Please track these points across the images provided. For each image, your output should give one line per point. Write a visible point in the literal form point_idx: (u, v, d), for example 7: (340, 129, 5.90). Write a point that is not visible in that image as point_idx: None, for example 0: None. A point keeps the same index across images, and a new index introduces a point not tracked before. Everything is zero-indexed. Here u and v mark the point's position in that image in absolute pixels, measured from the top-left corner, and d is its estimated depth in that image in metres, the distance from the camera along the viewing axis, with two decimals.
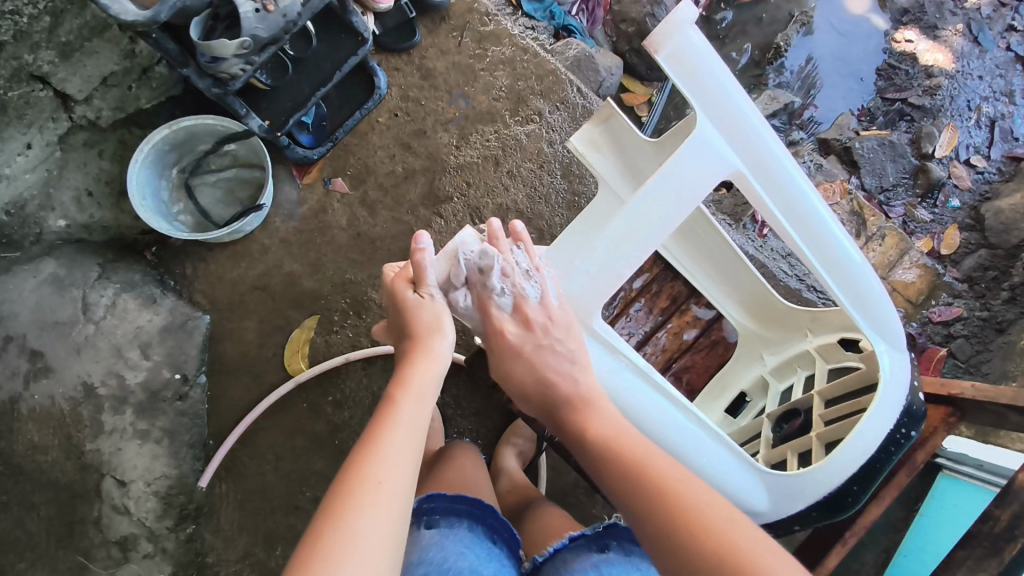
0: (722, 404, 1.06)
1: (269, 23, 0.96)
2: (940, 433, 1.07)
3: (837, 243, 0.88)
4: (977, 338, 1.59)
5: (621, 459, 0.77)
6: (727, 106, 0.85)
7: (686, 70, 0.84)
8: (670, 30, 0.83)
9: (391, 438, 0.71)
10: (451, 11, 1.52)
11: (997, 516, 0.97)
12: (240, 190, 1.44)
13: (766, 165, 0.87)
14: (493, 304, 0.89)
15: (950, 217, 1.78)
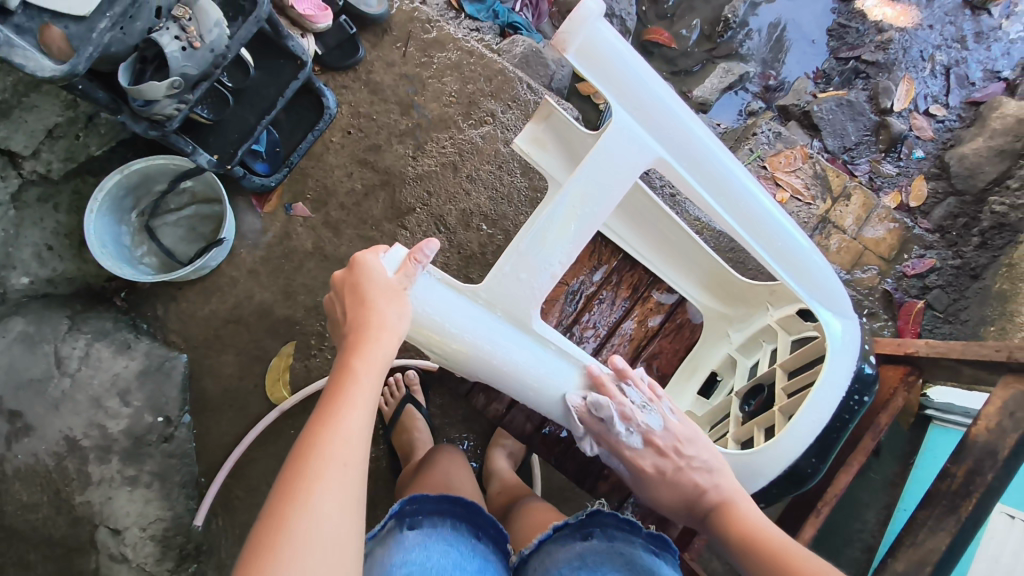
0: (694, 386, 1.04)
1: (197, 60, 0.96)
2: (900, 392, 1.07)
3: (769, 217, 0.90)
4: (952, 287, 1.61)
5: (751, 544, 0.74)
6: (643, 95, 0.86)
7: (599, 63, 0.83)
8: (577, 25, 0.81)
9: (348, 409, 0.68)
10: (392, 23, 1.51)
11: (954, 473, 0.96)
12: (202, 227, 1.44)
13: (692, 149, 0.88)
14: (623, 446, 0.90)
15: (915, 169, 1.78)
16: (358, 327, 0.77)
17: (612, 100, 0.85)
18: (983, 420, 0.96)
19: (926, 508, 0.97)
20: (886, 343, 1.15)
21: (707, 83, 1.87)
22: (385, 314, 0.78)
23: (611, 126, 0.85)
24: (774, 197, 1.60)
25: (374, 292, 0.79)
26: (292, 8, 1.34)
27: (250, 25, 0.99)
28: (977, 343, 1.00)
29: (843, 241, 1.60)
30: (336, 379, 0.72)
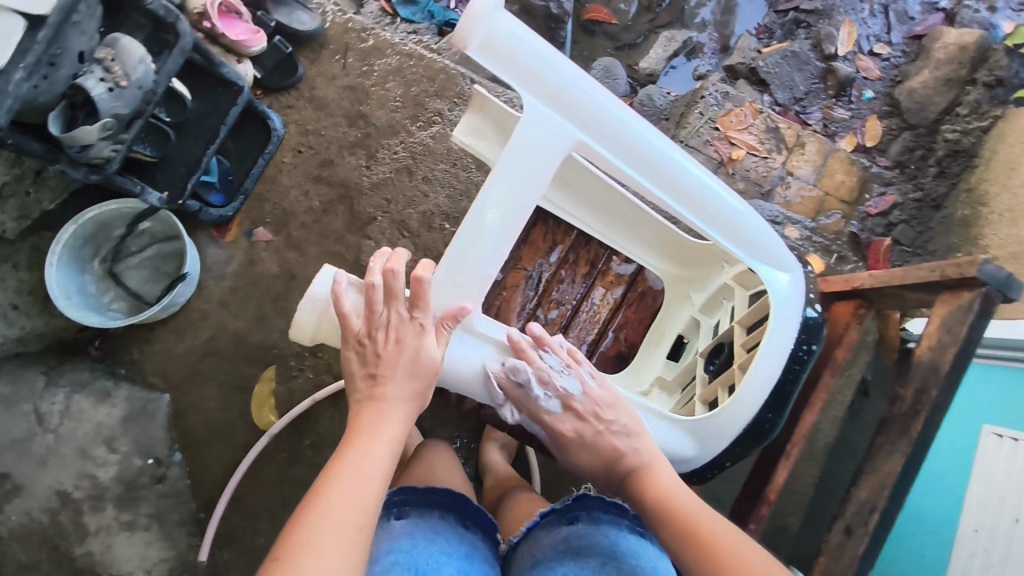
0: (663, 350, 1.05)
1: (127, 98, 0.95)
2: (852, 326, 1.07)
3: (699, 185, 0.89)
4: (916, 220, 1.63)
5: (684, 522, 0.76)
6: (552, 80, 0.82)
7: (504, 56, 0.80)
8: (473, 22, 0.78)
9: (358, 473, 0.72)
10: (328, 36, 1.51)
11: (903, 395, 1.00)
12: (166, 265, 1.45)
13: (613, 129, 0.85)
14: (542, 409, 0.91)
15: (867, 109, 1.79)
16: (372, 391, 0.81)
17: (523, 91, 0.82)
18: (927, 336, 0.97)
19: (883, 432, 1.01)
20: (833, 281, 1.13)
21: (652, 53, 1.89)
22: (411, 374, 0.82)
23: (524, 117, 0.83)
24: (730, 157, 1.61)
25: (385, 336, 0.82)
26: (224, 36, 1.32)
27: (176, 57, 0.99)
28: (915, 266, 0.97)
29: (804, 190, 1.62)
30: (350, 438, 0.77)
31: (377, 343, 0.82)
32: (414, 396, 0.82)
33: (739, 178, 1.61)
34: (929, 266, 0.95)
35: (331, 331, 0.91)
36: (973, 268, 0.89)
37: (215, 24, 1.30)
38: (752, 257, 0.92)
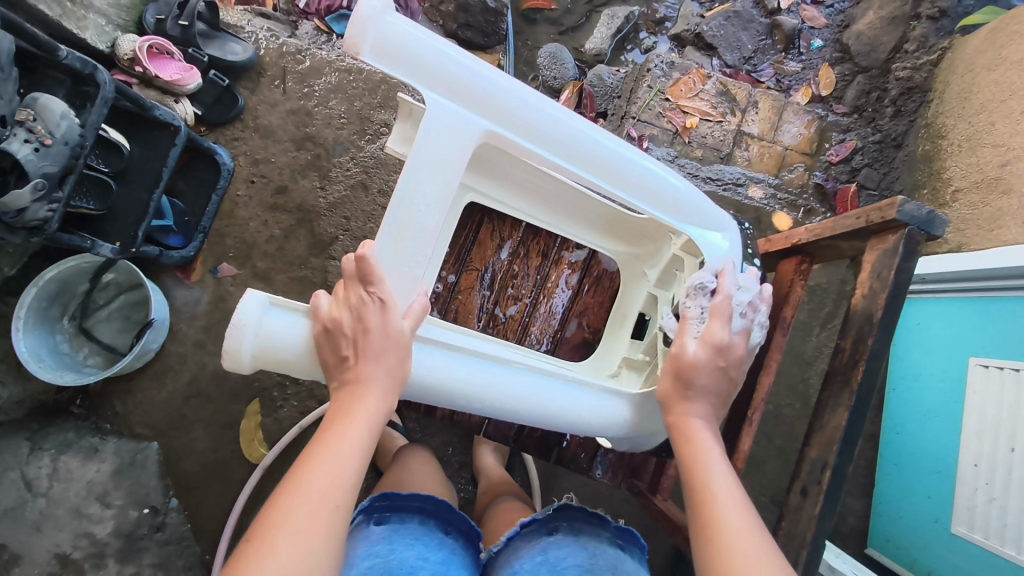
0: (628, 331, 1.01)
1: (53, 156, 0.94)
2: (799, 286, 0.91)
3: (621, 157, 0.84)
4: (879, 162, 1.61)
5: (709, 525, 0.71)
6: (451, 71, 0.77)
7: (399, 56, 0.75)
8: (361, 26, 0.72)
9: (338, 469, 0.68)
10: (264, 64, 1.50)
11: (841, 347, 0.80)
12: (136, 313, 1.45)
13: (524, 117, 0.81)
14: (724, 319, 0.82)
15: (818, 59, 1.77)
16: (353, 377, 0.74)
17: (425, 89, 0.77)
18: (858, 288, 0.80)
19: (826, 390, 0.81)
20: (775, 241, 0.98)
21: (596, 34, 1.87)
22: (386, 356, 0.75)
23: (430, 117, 0.78)
24: (684, 126, 1.60)
25: (375, 332, 0.74)
26: (157, 77, 1.33)
27: (99, 107, 0.99)
28: (840, 215, 0.82)
29: (763, 148, 1.61)
30: (327, 424, 0.72)
31: (359, 329, 0.75)
32: (394, 381, 0.75)
33: (696, 146, 1.60)
34: (854, 212, 0.80)
35: (272, 357, 0.77)
36: (892, 208, 0.74)
37: (146, 67, 1.32)
38: (690, 227, 0.89)
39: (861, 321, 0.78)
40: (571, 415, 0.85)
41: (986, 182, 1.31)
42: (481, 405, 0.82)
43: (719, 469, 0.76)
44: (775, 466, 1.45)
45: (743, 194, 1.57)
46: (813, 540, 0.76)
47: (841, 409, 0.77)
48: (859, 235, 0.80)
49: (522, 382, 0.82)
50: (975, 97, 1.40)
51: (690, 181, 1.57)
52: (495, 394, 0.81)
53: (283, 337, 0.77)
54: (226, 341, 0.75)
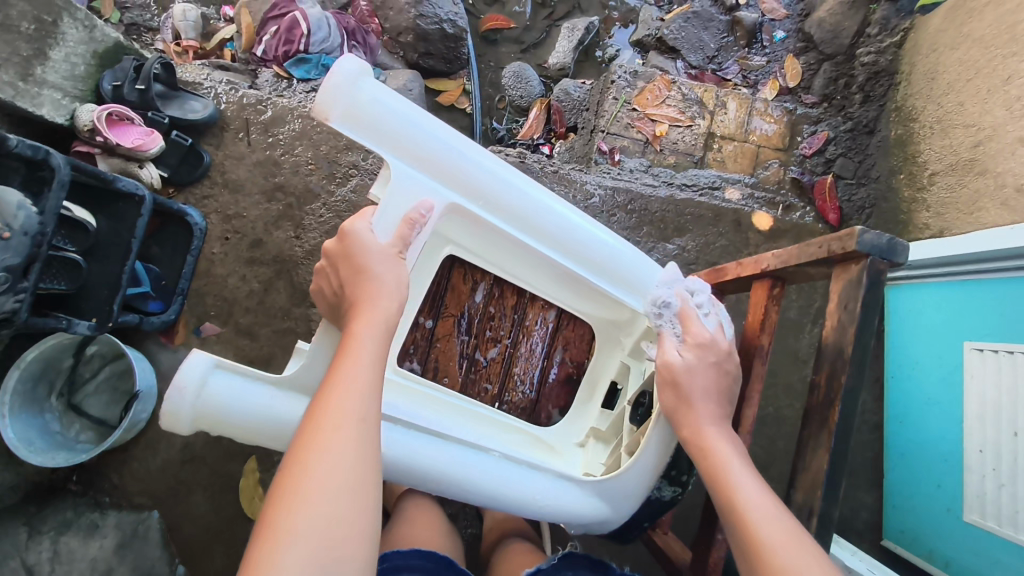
0: (598, 403, 1.00)
1: (15, 248, 0.93)
2: (772, 312, 0.87)
3: (583, 231, 0.86)
4: (853, 150, 1.58)
5: (757, 545, 0.65)
6: (418, 140, 0.79)
7: (367, 124, 0.77)
8: (332, 93, 0.75)
9: (357, 369, 0.65)
10: (226, 118, 1.49)
11: (817, 383, 0.77)
12: (124, 383, 1.44)
13: (484, 187, 0.83)
14: (695, 323, 0.84)
15: (782, 50, 1.76)
16: (353, 300, 0.73)
17: (392, 156, 0.79)
18: (828, 320, 0.77)
19: (806, 426, 0.78)
20: (738, 267, 0.94)
21: (559, 47, 1.86)
22: (379, 282, 0.73)
23: (393, 181, 0.80)
24: (654, 134, 1.58)
25: (363, 258, 0.75)
26: (119, 145, 1.32)
27: (57, 192, 0.98)
28: (806, 243, 0.79)
29: (735, 147, 1.59)
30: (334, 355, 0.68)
31: (354, 257, 0.75)
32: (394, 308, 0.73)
33: (669, 152, 1.58)
34: (816, 241, 0.77)
35: (211, 420, 0.75)
36: (852, 240, 0.71)
37: (107, 136, 1.30)
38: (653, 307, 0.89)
39: (832, 356, 0.76)
40: (524, 496, 0.81)
41: (961, 164, 1.29)
42: (431, 486, 0.79)
43: (748, 474, 0.72)
44: (782, 467, 1.43)
45: (720, 197, 1.53)
46: None
47: (823, 449, 0.75)
48: (825, 263, 0.77)
49: (474, 459, 0.80)
50: (941, 77, 1.39)
51: (666, 189, 1.53)
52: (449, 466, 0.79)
53: (225, 403, 0.75)
54: (167, 401, 0.73)
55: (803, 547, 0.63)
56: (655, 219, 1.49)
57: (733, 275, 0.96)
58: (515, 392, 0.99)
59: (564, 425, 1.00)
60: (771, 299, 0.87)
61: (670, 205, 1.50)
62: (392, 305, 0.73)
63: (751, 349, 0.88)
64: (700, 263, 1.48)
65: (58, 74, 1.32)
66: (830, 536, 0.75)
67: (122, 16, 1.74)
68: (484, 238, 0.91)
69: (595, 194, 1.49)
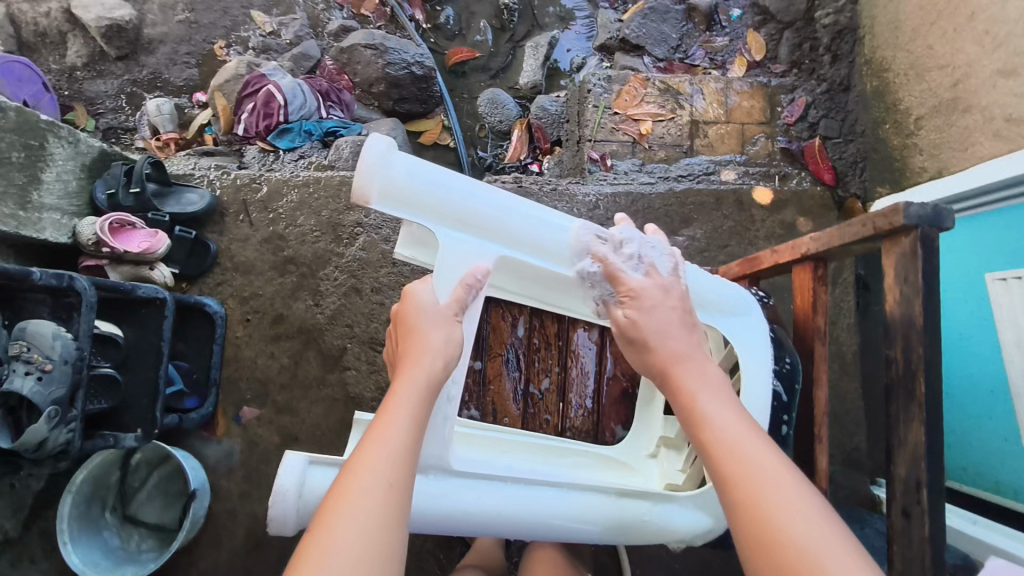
0: (659, 407, 1.00)
1: (58, 378, 0.93)
2: (822, 294, 0.91)
3: (635, 259, 0.87)
4: (834, 110, 1.61)
5: (732, 482, 0.66)
6: (458, 203, 0.81)
7: (408, 199, 0.79)
8: (368, 178, 0.77)
9: (390, 425, 0.68)
10: (223, 203, 1.50)
11: (894, 357, 0.79)
12: (175, 484, 1.43)
13: (529, 236, 0.84)
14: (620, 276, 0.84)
15: (742, 27, 1.80)
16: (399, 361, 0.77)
17: (436, 224, 0.82)
18: (889, 295, 0.80)
19: (892, 402, 0.80)
20: (776, 252, 0.97)
21: (527, 66, 1.91)
22: (424, 343, 0.77)
23: (444, 248, 0.83)
24: (640, 133, 1.61)
25: (415, 321, 0.80)
26: (126, 252, 1.32)
27: (87, 314, 0.98)
28: (846, 223, 0.83)
29: (719, 129, 1.62)
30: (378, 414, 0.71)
31: (403, 323, 0.81)
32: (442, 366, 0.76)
33: (658, 148, 1.61)
34: (857, 220, 0.80)
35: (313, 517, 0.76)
36: (898, 216, 0.74)
37: (113, 246, 1.31)
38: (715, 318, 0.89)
39: (903, 328, 0.77)
40: (622, 523, 0.83)
41: (944, 104, 1.32)
42: (536, 530, 0.81)
43: (721, 401, 0.73)
44: (835, 429, 1.44)
45: (717, 181, 1.56)
46: (934, 557, 0.74)
47: (916, 421, 0.76)
48: (870, 239, 0.81)
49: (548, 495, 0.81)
50: (905, 26, 1.42)
51: (664, 183, 1.56)
52: (518, 506, 0.79)
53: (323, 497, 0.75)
54: (269, 509, 0.73)
55: (790, 485, 0.64)
56: (659, 215, 1.51)
57: (770, 263, 0.99)
58: (576, 417, 1.00)
59: (630, 442, 0.99)
60: (817, 280, 0.91)
61: (671, 200, 1.52)
62: (432, 362, 0.76)
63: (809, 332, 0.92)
64: (712, 248, 1.50)
65: (54, 194, 1.33)
66: (936, 502, 0.75)
67: (98, 122, 1.79)
68: (533, 282, 0.93)
69: (600, 202, 1.51)
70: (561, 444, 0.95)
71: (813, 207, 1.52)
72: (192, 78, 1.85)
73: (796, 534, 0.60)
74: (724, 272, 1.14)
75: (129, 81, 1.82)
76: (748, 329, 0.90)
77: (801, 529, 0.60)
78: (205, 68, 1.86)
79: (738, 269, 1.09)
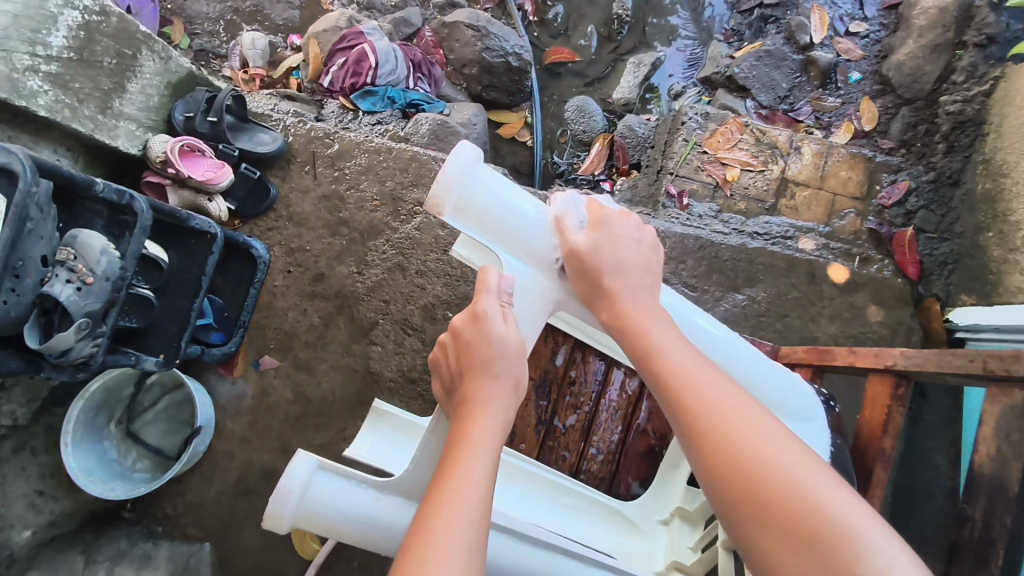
0: (683, 474, 0.92)
1: (95, 293, 0.93)
2: (898, 412, 0.85)
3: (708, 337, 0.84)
4: (936, 203, 1.51)
5: (696, 422, 0.65)
6: (527, 229, 0.78)
7: (478, 216, 0.77)
8: (447, 187, 0.75)
9: (467, 476, 0.61)
10: (294, 150, 1.49)
11: (972, 516, 0.84)
12: (182, 412, 1.43)
13: None
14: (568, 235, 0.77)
15: (857, 92, 1.70)
16: (463, 396, 0.71)
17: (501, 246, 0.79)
18: (982, 447, 0.84)
19: None
20: (852, 355, 0.91)
21: (624, 83, 1.87)
22: (493, 376, 0.71)
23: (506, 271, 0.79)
24: (724, 178, 1.54)
25: (479, 351, 0.72)
26: (190, 177, 1.32)
27: (138, 236, 0.98)
28: (949, 353, 0.78)
29: (808, 193, 1.53)
30: (447, 454, 0.65)
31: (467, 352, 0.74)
32: (509, 399, 0.71)
33: (739, 198, 1.53)
34: (966, 355, 0.76)
35: (312, 521, 0.73)
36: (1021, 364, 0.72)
37: (178, 167, 1.31)
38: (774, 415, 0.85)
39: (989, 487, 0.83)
40: None
41: None
42: None
43: (671, 343, 0.72)
44: None
45: (794, 247, 1.48)
46: None
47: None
48: (973, 377, 0.77)
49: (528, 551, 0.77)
50: None
51: (737, 236, 1.48)
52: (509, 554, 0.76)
53: (327, 504, 0.73)
54: (269, 506, 0.71)
55: (777, 441, 0.62)
56: (725, 267, 1.44)
57: (843, 363, 0.93)
58: (593, 461, 0.96)
59: (647, 500, 0.93)
60: (895, 399, 0.85)
61: (741, 254, 1.44)
62: (501, 389, 0.70)
63: (871, 451, 0.86)
64: (771, 314, 1.42)
65: (134, 105, 1.34)
66: None
67: (192, 42, 1.79)
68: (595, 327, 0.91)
69: (667, 239, 1.45)
70: (568, 485, 0.91)
71: (889, 297, 1.42)
72: (292, 20, 1.85)
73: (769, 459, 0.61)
74: (784, 352, 1.08)
75: (231, 9, 1.84)
76: (809, 435, 0.85)
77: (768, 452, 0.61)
78: (307, 13, 1.86)
79: (803, 356, 1.03)
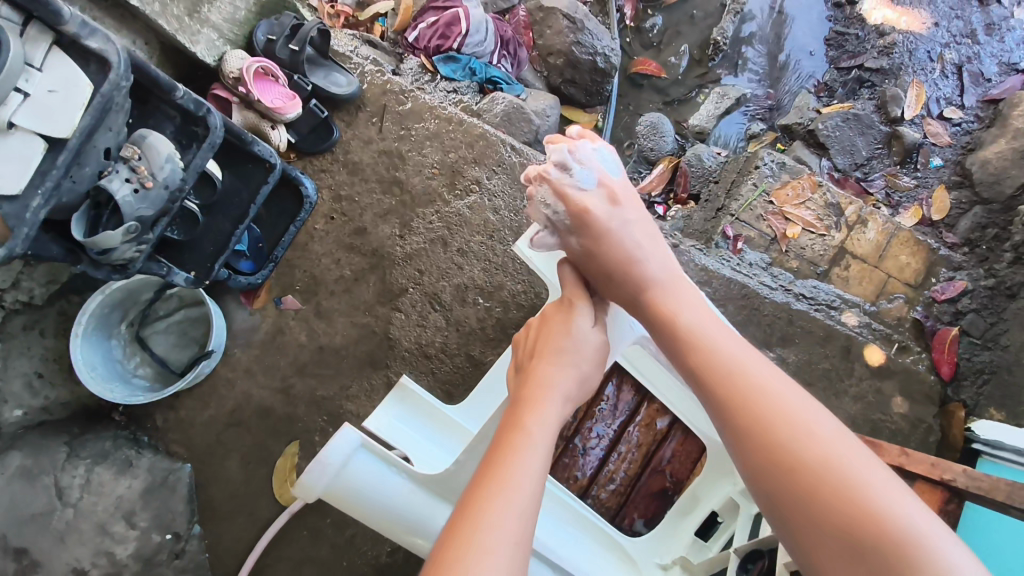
0: (691, 523, 0.98)
1: (151, 200, 0.91)
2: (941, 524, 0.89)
3: None
4: (988, 310, 1.47)
5: (738, 402, 0.74)
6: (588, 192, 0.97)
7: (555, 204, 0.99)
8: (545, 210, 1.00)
9: (525, 465, 0.66)
10: (366, 97, 1.46)
11: None
12: (194, 330, 1.41)
13: None
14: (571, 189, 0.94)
15: (934, 178, 1.66)
16: (530, 379, 0.80)
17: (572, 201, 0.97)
18: None
19: None
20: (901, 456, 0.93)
21: (703, 110, 1.84)
22: (550, 367, 0.80)
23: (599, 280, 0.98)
24: (784, 233, 1.51)
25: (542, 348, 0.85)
26: (259, 101, 1.29)
27: (204, 152, 0.96)
28: None
29: (864, 267, 1.50)
30: (508, 432, 0.71)
31: (544, 344, 0.85)
32: (566, 397, 0.79)
33: (793, 256, 1.50)
34: None
35: (333, 494, 0.84)
36: None
37: (250, 89, 1.28)
38: None
39: None
40: None
41: None
42: None
43: (722, 335, 0.81)
44: None
45: (837, 318, 1.44)
46: None
47: None
48: None
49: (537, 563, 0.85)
50: None
51: (783, 294, 1.45)
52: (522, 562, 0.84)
53: (350, 481, 0.84)
54: (304, 474, 0.81)
55: (798, 405, 0.72)
56: (764, 320, 1.42)
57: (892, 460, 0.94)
58: (603, 489, 1.04)
59: (650, 540, 0.99)
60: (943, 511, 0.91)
61: (782, 312, 1.42)
62: (558, 378, 0.79)
63: None
64: (796, 378, 1.40)
65: (221, 15, 1.34)
66: None
67: None
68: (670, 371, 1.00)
69: (712, 280, 1.43)
70: (579, 507, 0.98)
71: (917, 393, 1.39)
72: None
73: (818, 439, 0.69)
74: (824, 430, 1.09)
75: None
76: None
77: (810, 422, 0.70)
78: None
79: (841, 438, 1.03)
